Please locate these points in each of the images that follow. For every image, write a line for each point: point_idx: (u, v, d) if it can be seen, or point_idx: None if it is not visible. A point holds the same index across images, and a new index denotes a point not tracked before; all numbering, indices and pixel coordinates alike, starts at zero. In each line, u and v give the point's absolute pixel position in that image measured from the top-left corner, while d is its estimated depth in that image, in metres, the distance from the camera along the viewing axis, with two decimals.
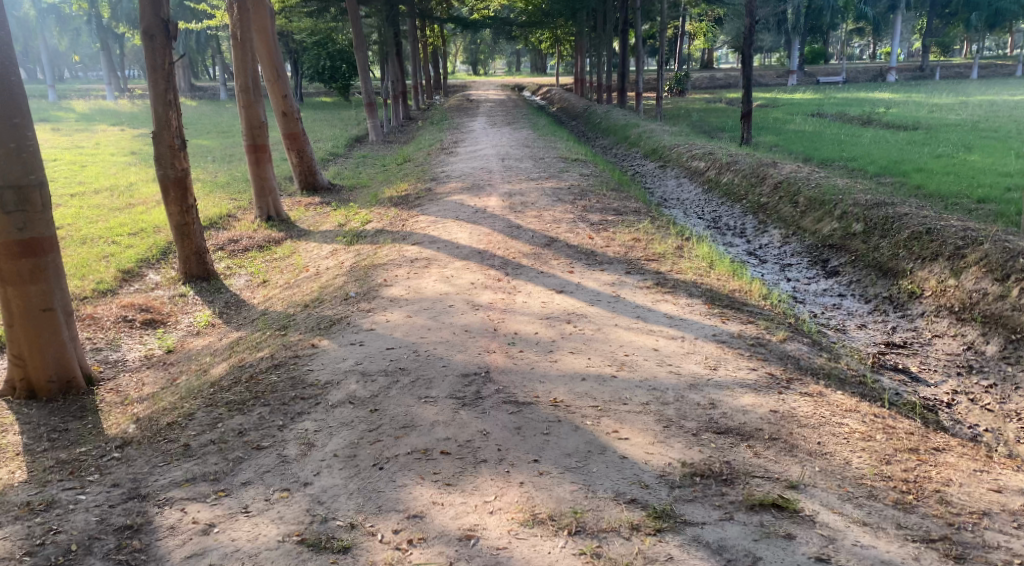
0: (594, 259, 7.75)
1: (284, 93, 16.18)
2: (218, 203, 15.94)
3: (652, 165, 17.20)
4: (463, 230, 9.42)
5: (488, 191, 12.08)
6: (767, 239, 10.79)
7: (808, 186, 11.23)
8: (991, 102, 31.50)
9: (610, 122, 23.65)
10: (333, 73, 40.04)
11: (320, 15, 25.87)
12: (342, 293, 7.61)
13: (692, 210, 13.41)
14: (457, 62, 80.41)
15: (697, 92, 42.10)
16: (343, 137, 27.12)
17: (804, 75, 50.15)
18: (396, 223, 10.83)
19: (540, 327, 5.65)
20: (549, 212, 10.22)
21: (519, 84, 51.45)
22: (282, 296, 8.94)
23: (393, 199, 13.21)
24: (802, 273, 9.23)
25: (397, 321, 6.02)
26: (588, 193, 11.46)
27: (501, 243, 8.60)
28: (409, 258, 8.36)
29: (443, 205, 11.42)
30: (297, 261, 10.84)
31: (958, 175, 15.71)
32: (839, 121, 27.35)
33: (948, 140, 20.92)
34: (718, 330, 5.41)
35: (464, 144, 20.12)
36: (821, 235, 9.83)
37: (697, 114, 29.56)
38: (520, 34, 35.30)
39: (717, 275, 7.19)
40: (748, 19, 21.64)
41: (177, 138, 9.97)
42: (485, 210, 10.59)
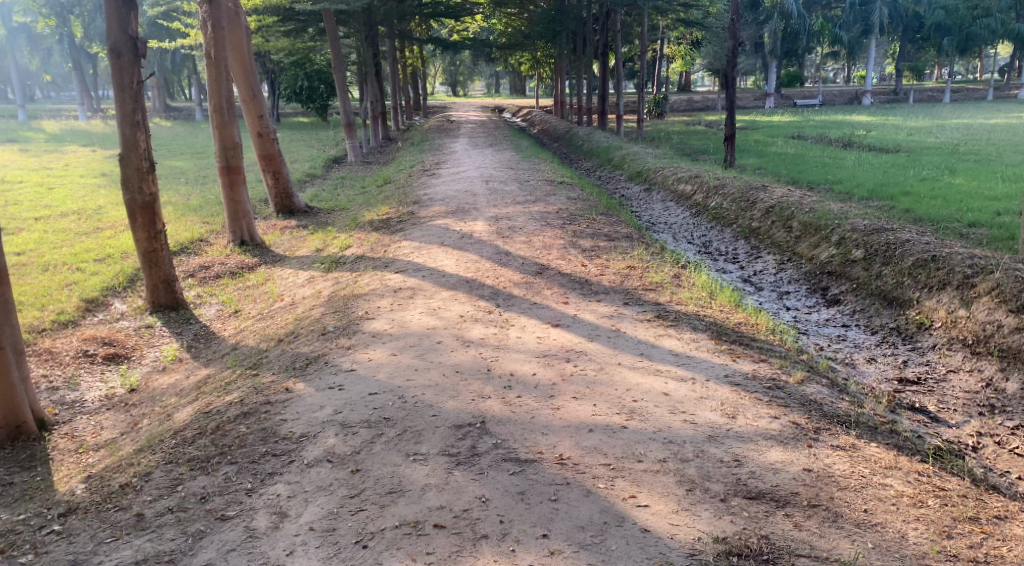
0: (589, 289, 7.34)
1: (259, 114, 15.73)
2: (190, 226, 15.37)
3: (637, 189, 16.92)
4: (448, 257, 8.98)
5: (472, 215, 11.68)
6: (761, 265, 10.46)
7: (802, 210, 10.97)
8: (968, 125, 31.84)
9: (592, 144, 23.45)
10: (310, 94, 39.67)
11: (298, 35, 25.51)
12: (320, 327, 7.12)
13: (681, 234, 13.12)
14: (436, 85, 80.54)
15: (676, 114, 42.29)
16: (321, 158, 26.65)
17: (781, 98, 50.66)
18: (377, 249, 10.37)
19: (538, 367, 5.20)
20: (538, 238, 9.83)
21: (498, 106, 51.47)
22: (255, 328, 8.42)
23: (374, 223, 12.75)
24: (801, 301, 8.91)
25: (381, 361, 5.53)
26: (576, 218, 11.11)
27: (491, 271, 8.17)
28: (391, 288, 7.91)
29: (426, 229, 11.00)
30: (273, 289, 10.32)
31: (946, 199, 15.63)
32: (820, 144, 27.46)
33: (931, 163, 20.97)
34: (730, 369, 5.01)
35: (446, 166, 19.74)
36: (819, 261, 9.54)
37: (678, 136, 29.55)
38: (500, 57, 35.23)
39: (719, 306, 6.81)
40: (730, 42, 21.62)
41: (145, 160, 9.45)
42: (471, 235, 10.17)
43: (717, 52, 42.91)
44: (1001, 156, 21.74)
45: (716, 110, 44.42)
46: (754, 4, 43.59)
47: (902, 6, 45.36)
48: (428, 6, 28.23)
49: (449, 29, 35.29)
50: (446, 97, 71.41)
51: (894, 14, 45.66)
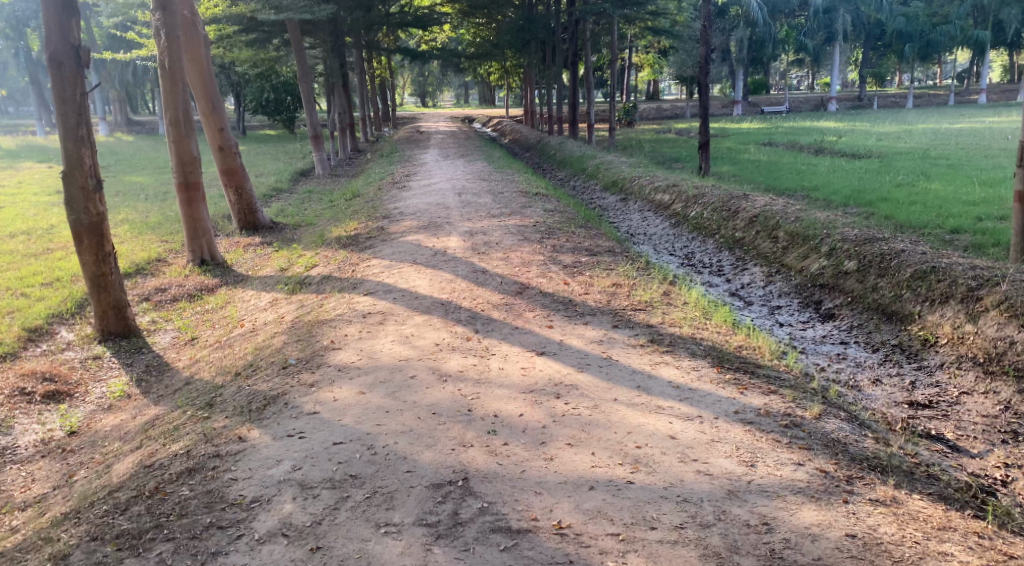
0: (575, 310, 6.81)
1: (220, 127, 15.02)
2: (147, 245, 14.56)
3: (613, 199, 16.50)
4: (421, 277, 8.36)
5: (445, 230, 11.10)
6: (748, 277, 10.03)
7: (787, 219, 10.59)
8: (936, 130, 32.11)
9: (566, 153, 23.01)
10: (277, 106, 38.82)
11: (261, 46, 24.74)
12: (281, 359, 6.45)
13: (662, 245, 12.69)
14: (404, 96, 79.94)
15: (646, 122, 42.20)
16: (287, 171, 25.85)
17: (749, 105, 50.97)
18: (345, 269, 9.72)
19: (525, 405, 4.63)
20: (515, 254, 9.27)
21: (468, 116, 50.96)
22: (212, 358, 7.71)
23: (341, 239, 12.10)
24: (794, 316, 8.47)
25: (349, 401, 4.93)
26: (555, 232, 10.60)
27: (468, 291, 7.59)
28: (360, 312, 7.28)
29: (397, 246, 10.38)
30: (233, 314, 9.60)
31: (924, 205, 15.41)
32: (792, 150, 27.42)
33: (905, 168, 20.89)
34: (739, 403, 4.51)
35: (416, 178, 19.12)
36: (810, 273, 9.13)
37: (650, 144, 29.31)
38: (469, 66, 34.75)
39: (715, 328, 6.32)
40: (702, 49, 21.35)
41: (90, 178, 8.72)
42: (444, 251, 9.58)
43: (686, 60, 42.95)
44: (973, 160, 21.77)
45: (686, 118, 44.44)
46: (720, 12, 43.68)
47: (864, 13, 45.61)
48: (394, 16, 27.64)
49: (416, 38, 34.72)
50: (415, 107, 70.81)
51: (857, 21, 46.19)
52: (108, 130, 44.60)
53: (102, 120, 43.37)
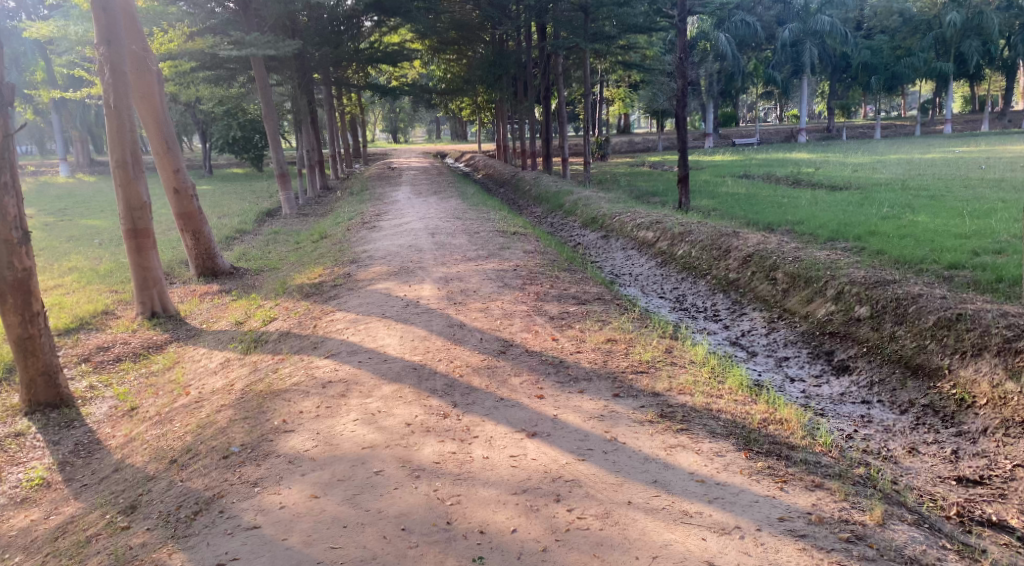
0: (566, 374, 5.96)
1: (175, 168, 14.08)
2: (95, 296, 13.45)
3: (593, 236, 15.78)
4: (390, 334, 7.44)
5: (417, 276, 10.22)
6: (748, 324, 9.28)
7: (785, 259, 9.91)
8: (908, 160, 32.23)
9: (541, 189, 22.36)
10: (245, 144, 37.93)
11: (225, 82, 23.91)
12: (224, 444, 5.47)
13: (650, 286, 11.94)
14: (375, 130, 79.52)
15: (619, 156, 42.00)
16: (251, 211, 24.86)
17: (720, 137, 51.21)
18: (307, 324, 8.75)
19: (519, 515, 3.76)
20: (496, 304, 8.41)
21: (440, 151, 50.39)
22: (149, 436, 6.66)
23: (305, 287, 11.16)
24: (803, 369, 7.70)
25: (301, 508, 4.01)
26: (537, 276, 9.77)
27: (445, 352, 6.70)
28: (320, 381, 6.34)
29: (365, 296, 9.45)
30: (180, 378, 8.53)
31: (915, 239, 14.91)
32: (769, 182, 27.17)
33: (886, 199, 20.56)
34: (782, 506, 3.68)
35: (387, 217, 18.25)
36: (817, 319, 8.40)
37: (625, 178, 28.90)
38: (441, 103, 34.20)
39: (731, 394, 5.49)
40: (679, 81, 20.90)
41: (15, 230, 7.67)
42: (417, 302, 8.68)
43: (658, 94, 42.95)
44: (953, 191, 21.55)
45: (658, 150, 44.38)
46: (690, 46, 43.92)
47: (829, 46, 46.09)
48: (364, 52, 27.02)
49: (386, 75, 34.15)
50: (387, 143, 70.34)
51: (824, 54, 46.85)
52: (69, 170, 43.25)
53: (63, 160, 42.04)
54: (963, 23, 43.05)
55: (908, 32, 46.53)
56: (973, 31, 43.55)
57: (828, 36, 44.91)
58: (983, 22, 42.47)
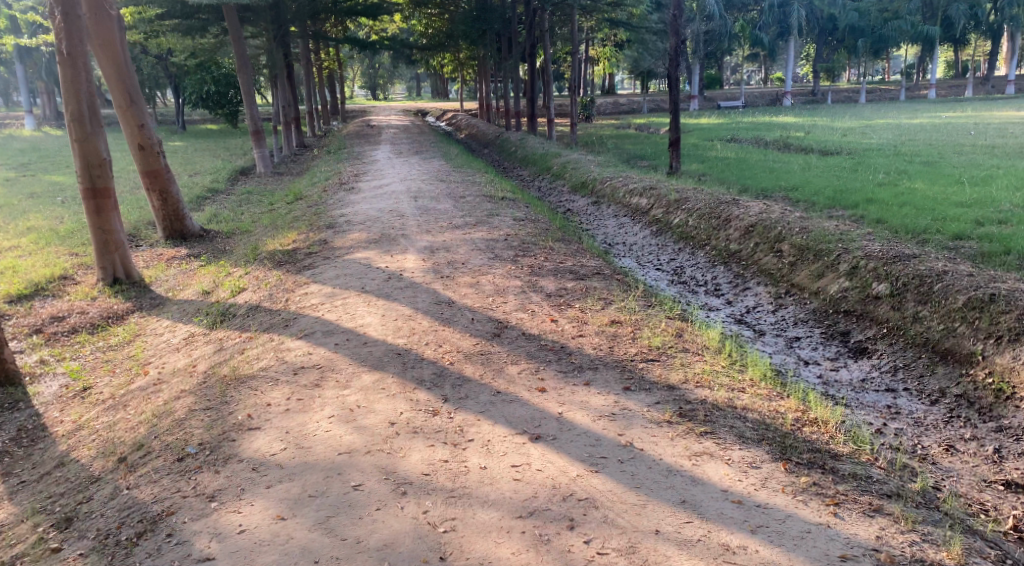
0: (570, 364, 5.32)
1: (139, 123, 13.08)
2: (52, 259, 12.51)
3: (583, 202, 15.09)
4: (371, 312, 6.75)
5: (400, 245, 9.50)
6: (753, 299, 8.69)
7: (791, 230, 9.29)
8: (898, 125, 31.67)
9: (527, 150, 21.55)
10: (219, 99, 36.47)
11: (195, 33, 22.63)
12: (180, 441, 4.78)
13: (645, 257, 11.31)
14: (354, 87, 77.40)
15: (604, 117, 41.04)
16: (224, 169, 23.79)
17: (706, 100, 50.34)
18: (279, 298, 8.00)
19: (531, 550, 3.22)
20: (486, 278, 7.73)
21: (420, 109, 49.01)
22: (100, 423, 5.94)
23: (278, 253, 10.38)
24: (817, 351, 7.12)
25: (265, 534, 3.43)
26: (530, 247, 9.09)
27: (432, 335, 6.03)
28: (292, 367, 5.66)
29: (344, 266, 8.70)
30: (139, 356, 7.75)
31: (914, 207, 14.40)
32: (759, 146, 26.54)
33: (880, 166, 20.05)
34: (840, 540, 3.26)
35: (366, 178, 17.37)
36: (830, 296, 7.82)
37: (612, 140, 28.10)
38: (422, 60, 32.97)
39: (755, 388, 4.90)
40: (672, 40, 20.04)
41: None
42: (400, 275, 7.97)
43: (644, 54, 41.92)
44: (949, 157, 21.06)
45: (644, 112, 43.46)
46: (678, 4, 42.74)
47: (818, 8, 45.18)
48: (342, 3, 25.75)
49: (366, 29, 32.80)
50: (366, 101, 68.56)
51: (812, 15, 45.94)
52: (35, 124, 41.41)
53: (28, 113, 40.17)
54: None
55: None
56: None
57: None
58: None
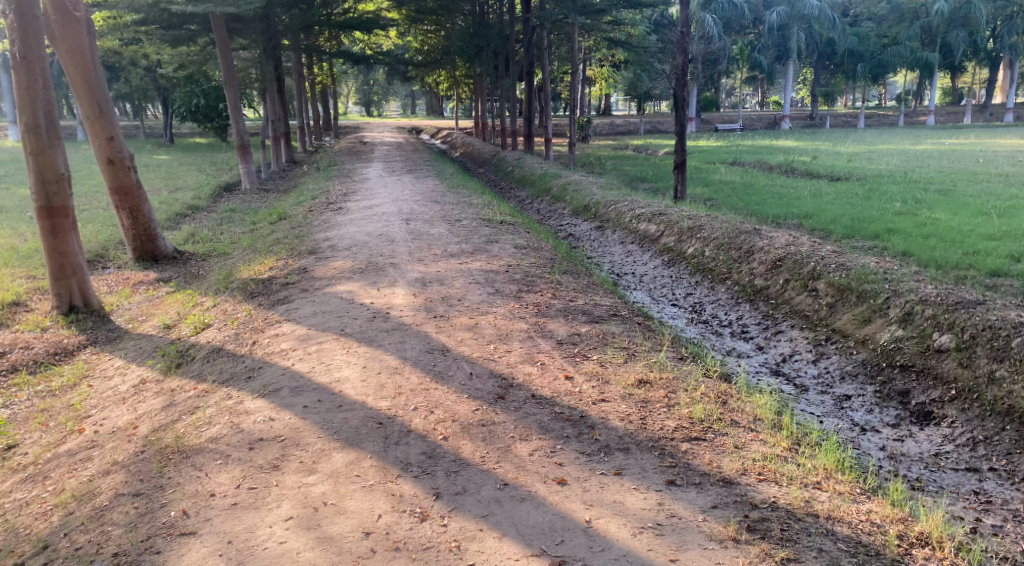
0: (595, 442, 4.25)
1: (109, 135, 12.05)
2: (6, 282, 11.38)
3: (586, 226, 14.11)
4: (349, 363, 5.69)
5: (388, 275, 8.46)
6: (789, 346, 7.68)
7: (827, 266, 8.32)
8: (903, 151, 31.06)
9: (526, 170, 20.61)
10: (208, 112, 35.44)
11: (182, 43, 21.68)
12: (93, 547, 3.72)
13: (659, 291, 10.31)
14: (348, 104, 76.69)
15: (601, 138, 40.29)
16: (209, 184, 22.74)
17: (703, 123, 49.75)
18: (244, 340, 6.91)
19: None
20: (487, 320, 6.69)
21: (415, 127, 48.16)
22: (9, 502, 4.81)
23: (252, 282, 9.31)
24: (873, 415, 6.10)
25: None
26: (535, 282, 8.06)
27: (422, 397, 4.97)
28: (246, 439, 4.58)
29: (323, 301, 7.61)
30: (78, 406, 6.61)
31: (939, 239, 13.47)
32: (763, 170, 25.75)
33: (893, 193, 19.25)
34: None
35: (355, 197, 16.33)
36: (881, 346, 6.81)
37: (611, 162, 27.25)
38: (417, 76, 32.11)
39: (833, 483, 3.89)
40: (678, 58, 19.16)
41: None
42: (386, 314, 6.91)
43: (643, 75, 41.28)
44: (963, 185, 20.29)
45: (641, 134, 42.77)
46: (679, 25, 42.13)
47: (817, 32, 44.77)
48: (337, 17, 24.84)
49: (360, 44, 31.95)
50: (360, 117, 67.88)
51: (810, 41, 45.56)
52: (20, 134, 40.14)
53: (13, 123, 38.90)
54: (951, 13, 41.94)
55: (895, 20, 45.14)
56: (960, 22, 42.37)
57: (816, 22, 43.51)
58: (971, 11, 41.27)
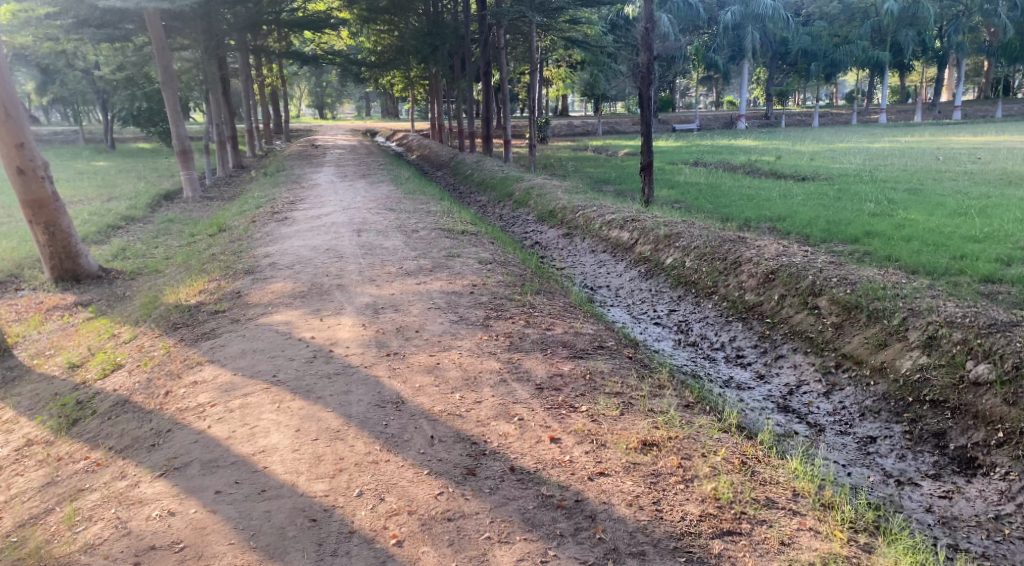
0: (598, 545, 3.32)
1: (18, 142, 10.57)
2: None
3: (553, 233, 13.10)
4: (279, 425, 4.54)
5: (334, 301, 7.30)
6: (794, 376, 6.77)
7: (828, 279, 7.42)
8: (864, 149, 30.87)
9: (485, 174, 19.53)
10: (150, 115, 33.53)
11: (115, 41, 20.08)
12: None
13: (639, 308, 9.35)
14: (300, 106, 74.61)
15: (560, 139, 39.40)
16: (147, 192, 21.16)
17: (661, 123, 49.37)
18: (156, 389, 5.66)
19: None
20: (450, 358, 5.59)
21: (369, 129, 46.74)
22: None
23: (177, 309, 8.03)
24: (908, 463, 5.25)
25: None
26: (504, 306, 7.00)
27: (370, 476, 3.89)
28: (128, 550, 3.45)
29: (254, 336, 6.42)
30: None
31: (922, 242, 12.78)
32: (727, 171, 25.16)
33: (862, 192, 18.72)
34: None
35: (303, 205, 15.06)
36: (903, 376, 5.94)
37: (572, 163, 26.37)
38: (370, 77, 30.76)
39: None
40: (644, 54, 18.20)
41: None
42: (329, 352, 5.78)
43: (600, 76, 40.61)
44: (935, 183, 19.88)
45: (599, 135, 42.10)
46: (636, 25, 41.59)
47: (771, 31, 44.77)
48: (284, 15, 23.45)
49: (309, 43, 30.53)
50: (313, 119, 65.98)
51: (764, 40, 45.59)
52: None
53: None
54: (900, 13, 42.01)
55: (846, 19, 45.44)
56: (909, 21, 42.60)
57: (770, 21, 43.44)
58: (919, 11, 41.47)
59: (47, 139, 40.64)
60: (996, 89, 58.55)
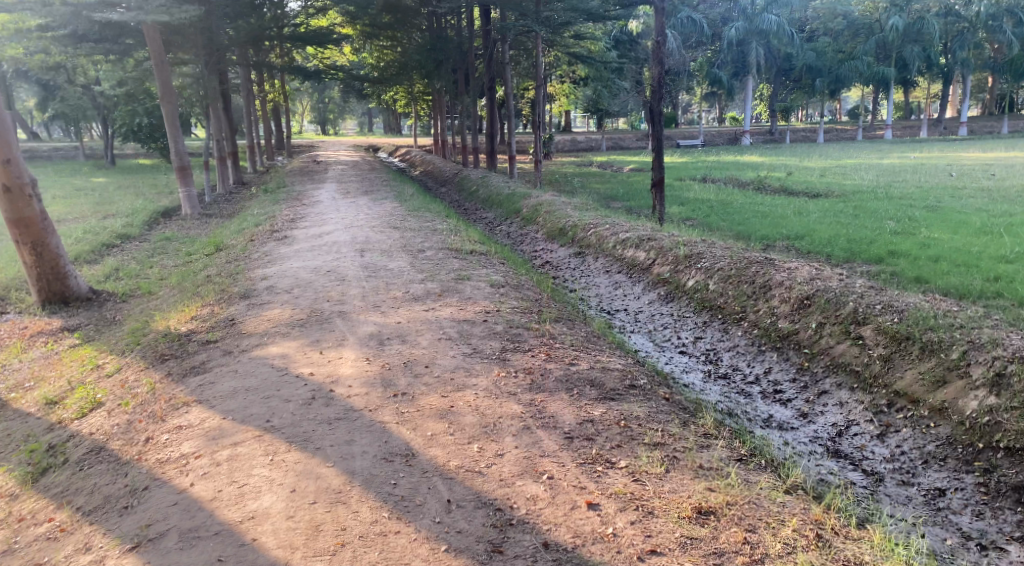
0: None
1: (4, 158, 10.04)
2: None
3: (564, 252, 12.54)
4: (272, 484, 3.94)
5: (335, 330, 6.70)
6: (841, 415, 6.15)
7: (872, 306, 6.79)
8: (874, 164, 30.37)
9: (491, 190, 19.01)
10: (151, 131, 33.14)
11: (115, 56, 19.71)
12: None
13: (660, 335, 8.73)
14: (302, 122, 74.47)
15: (564, 155, 38.94)
16: (144, 209, 20.66)
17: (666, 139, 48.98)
18: (137, 434, 5.04)
19: None
20: (464, 400, 4.97)
21: (373, 145, 46.33)
22: None
23: (166, 339, 7.42)
24: (987, 525, 4.67)
25: None
26: (521, 336, 6.39)
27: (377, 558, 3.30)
28: None
29: (247, 372, 5.81)
30: None
31: (949, 261, 12.18)
32: (736, 187, 24.65)
33: (878, 209, 18.16)
34: None
35: (303, 223, 14.53)
36: (970, 419, 5.34)
37: (577, 179, 25.88)
38: (372, 93, 30.40)
39: None
40: (654, 69, 17.72)
41: None
42: (329, 393, 5.16)
43: (604, 92, 40.27)
44: (952, 200, 19.31)
45: (604, 151, 41.66)
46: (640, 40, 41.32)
47: (774, 47, 44.59)
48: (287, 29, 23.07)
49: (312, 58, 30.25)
50: (315, 135, 65.73)
51: (769, 56, 45.34)
52: None
53: None
54: (905, 28, 41.46)
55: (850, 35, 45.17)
56: (913, 37, 42.42)
57: (774, 36, 43.02)
58: (924, 27, 41.44)
59: (48, 156, 40.23)
60: (1002, 104, 58.18)
